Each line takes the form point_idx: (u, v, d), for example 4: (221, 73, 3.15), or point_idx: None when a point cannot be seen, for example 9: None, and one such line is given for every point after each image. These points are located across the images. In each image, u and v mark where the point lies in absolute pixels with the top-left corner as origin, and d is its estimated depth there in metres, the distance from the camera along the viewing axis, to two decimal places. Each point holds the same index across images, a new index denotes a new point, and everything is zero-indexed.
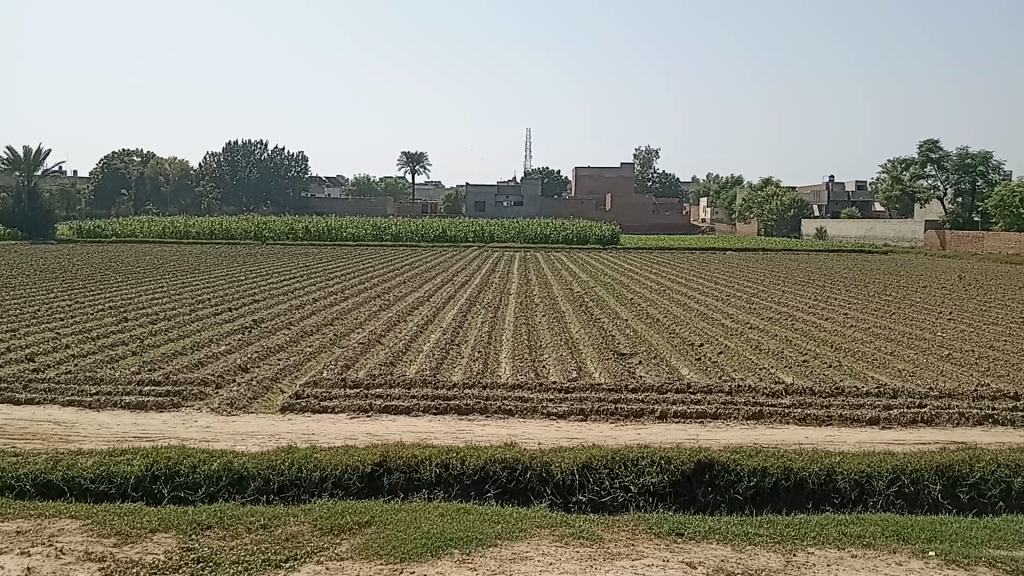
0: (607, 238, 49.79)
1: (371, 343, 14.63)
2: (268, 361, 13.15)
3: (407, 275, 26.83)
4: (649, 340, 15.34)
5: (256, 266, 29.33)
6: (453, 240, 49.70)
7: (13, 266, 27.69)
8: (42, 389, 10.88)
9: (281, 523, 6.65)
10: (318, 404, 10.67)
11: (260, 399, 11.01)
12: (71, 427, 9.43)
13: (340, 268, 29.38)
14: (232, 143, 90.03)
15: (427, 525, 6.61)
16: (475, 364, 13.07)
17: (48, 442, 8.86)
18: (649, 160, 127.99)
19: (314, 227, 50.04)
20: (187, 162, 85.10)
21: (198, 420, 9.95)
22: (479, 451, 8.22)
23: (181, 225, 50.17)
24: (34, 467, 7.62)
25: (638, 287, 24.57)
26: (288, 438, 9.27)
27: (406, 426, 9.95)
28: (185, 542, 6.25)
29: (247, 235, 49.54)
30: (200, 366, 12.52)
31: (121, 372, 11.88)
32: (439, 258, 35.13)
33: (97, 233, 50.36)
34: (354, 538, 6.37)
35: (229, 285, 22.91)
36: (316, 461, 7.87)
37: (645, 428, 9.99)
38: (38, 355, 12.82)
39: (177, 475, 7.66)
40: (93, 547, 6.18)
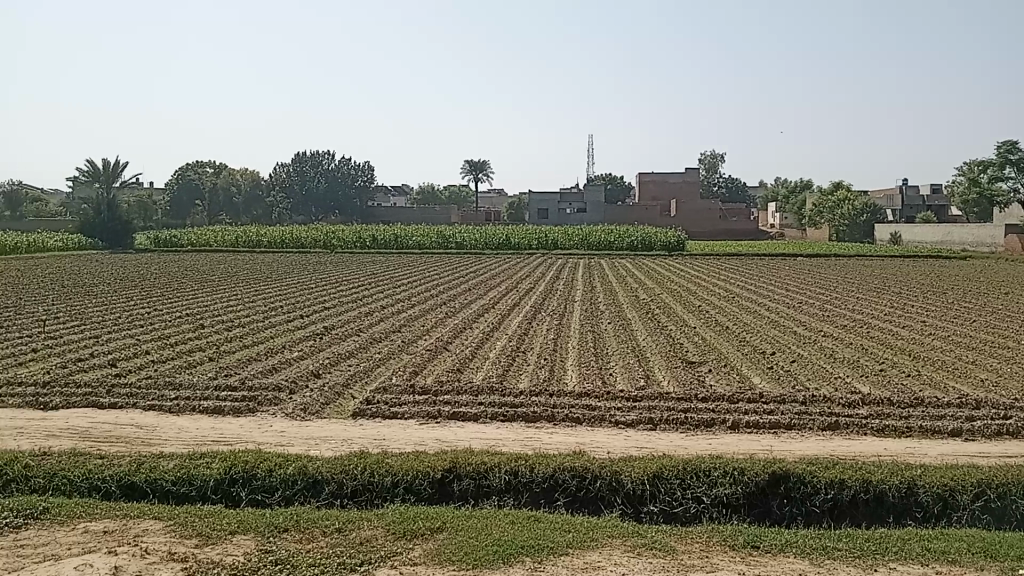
0: (673, 245, 49.24)
1: (438, 350, 14.78)
2: (338, 367, 13.37)
3: (473, 283, 27.03)
4: (718, 348, 15.13)
5: (325, 274, 29.93)
6: (517, 247, 49.91)
7: (96, 274, 28.77)
8: (124, 393, 11.25)
9: (355, 527, 6.75)
10: (387, 410, 10.80)
11: (332, 405, 11.21)
12: (153, 431, 9.74)
13: (407, 275, 29.82)
14: (301, 154, 91.94)
15: (498, 532, 6.62)
16: (542, 372, 13.06)
17: (130, 445, 9.15)
18: (716, 167, 126.71)
19: (381, 235, 50.91)
20: (258, 174, 87.58)
21: (273, 424, 10.18)
22: (550, 459, 8.21)
23: (253, 234, 51.59)
24: (118, 469, 7.88)
25: (705, 294, 24.29)
26: (360, 443, 9.39)
27: (475, 433, 10.00)
28: (263, 544, 6.39)
29: (316, 243, 50.67)
30: (275, 372, 12.82)
31: (199, 377, 12.21)
32: (502, 265, 35.37)
33: (173, 242, 52.14)
34: (427, 544, 6.42)
35: (302, 292, 23.48)
36: (388, 467, 7.95)
37: (717, 438, 9.83)
38: (120, 361, 13.25)
39: (254, 479, 7.85)
40: (175, 548, 6.36)
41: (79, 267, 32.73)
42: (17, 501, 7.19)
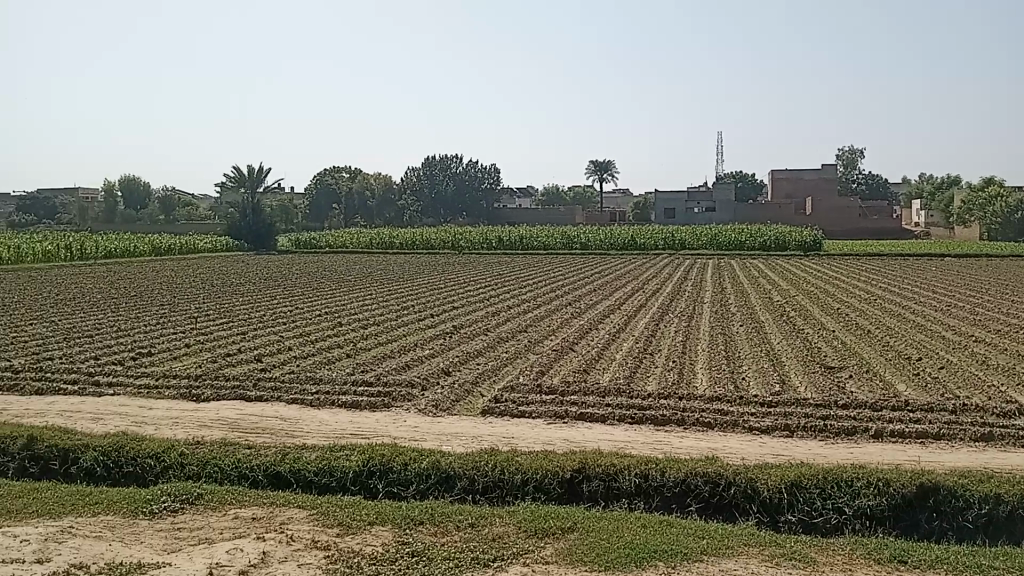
0: (808, 245, 47.35)
1: (564, 350, 14.82)
2: (467, 365, 13.63)
3: (598, 283, 26.92)
4: (859, 353, 14.44)
5: (453, 274, 30.55)
6: (643, 247, 49.35)
7: (242, 274, 30.52)
8: (269, 386, 11.88)
9: (488, 523, 6.87)
10: (516, 409, 10.92)
11: (462, 402, 11.44)
12: (295, 423, 10.22)
13: (533, 276, 30.05)
14: (431, 157, 94.24)
15: (630, 535, 6.57)
16: (671, 374, 12.85)
17: (275, 435, 9.64)
18: (854, 163, 121.08)
19: (507, 236, 51.50)
20: (390, 178, 90.56)
21: (407, 419, 10.49)
22: (681, 463, 8.08)
23: (385, 235, 53.35)
24: (265, 459, 8.31)
25: (842, 296, 23.24)
26: (490, 441, 9.55)
27: (603, 434, 9.96)
28: (400, 537, 6.59)
29: (445, 245, 51.82)
30: (407, 369, 13.21)
31: (336, 373, 12.73)
32: (629, 266, 35.05)
33: (312, 244, 54.67)
34: (558, 543, 6.45)
35: (431, 292, 24.06)
36: (518, 465, 8.04)
37: (858, 447, 9.40)
38: (265, 356, 14.01)
39: (390, 472, 8.11)
40: (318, 536, 6.64)
41: (227, 268, 34.82)
42: (175, 486, 7.70)
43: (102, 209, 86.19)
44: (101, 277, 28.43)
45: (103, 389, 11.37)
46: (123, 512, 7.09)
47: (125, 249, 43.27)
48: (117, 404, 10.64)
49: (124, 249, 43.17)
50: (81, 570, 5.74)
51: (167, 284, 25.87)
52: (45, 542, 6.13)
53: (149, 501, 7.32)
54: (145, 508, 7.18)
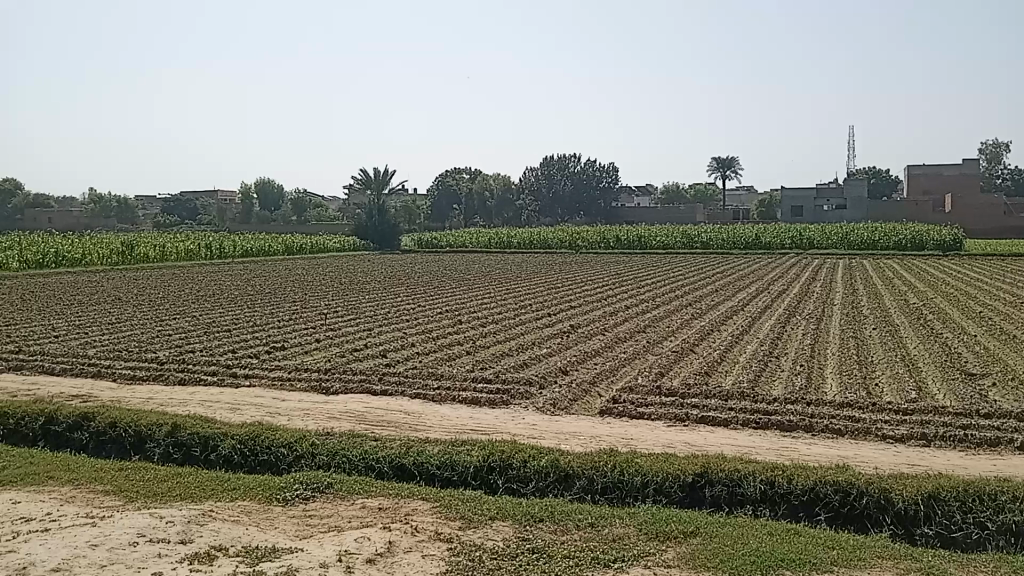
0: (947, 244, 44.63)
1: (684, 351, 14.57)
2: (585, 365, 13.62)
3: (720, 283, 26.30)
4: (1005, 360, 13.50)
5: (572, 274, 30.57)
6: (767, 246, 47.84)
7: (368, 273, 31.58)
8: (393, 380, 12.25)
9: (608, 523, 6.85)
10: (635, 410, 10.84)
11: (580, 402, 11.45)
12: (418, 417, 10.49)
13: (651, 276, 29.65)
14: (549, 158, 94.50)
15: (754, 542, 6.40)
16: (798, 379, 12.42)
17: (400, 429, 9.93)
18: (1000, 157, 113.21)
19: (626, 236, 51.04)
20: (509, 178, 91.64)
21: (526, 417, 10.58)
22: (809, 470, 7.80)
23: (504, 235, 53.95)
24: (390, 451, 8.58)
25: (987, 299, 21.77)
26: (609, 441, 9.51)
27: (726, 438, 9.74)
28: (521, 533, 6.66)
29: (563, 244, 51.86)
30: (526, 367, 13.32)
31: (457, 369, 13.00)
32: (752, 266, 34.07)
33: (434, 244, 55.97)
34: (680, 547, 6.36)
35: (550, 291, 24.17)
36: (638, 467, 7.98)
37: (1004, 460, 8.79)
38: (389, 352, 14.45)
39: (510, 468, 8.20)
40: (441, 528, 6.78)
41: (353, 266, 36.12)
42: (306, 475, 8.05)
43: (239, 211, 91.09)
44: (238, 275, 30.03)
45: (239, 380, 12.03)
46: (259, 498, 7.47)
47: (260, 248, 45.53)
48: (253, 395, 11.22)
49: (259, 248, 45.41)
50: (222, 551, 5.97)
51: (298, 282, 27.08)
52: (189, 523, 6.52)
53: (282, 488, 7.69)
54: (278, 495, 7.54)
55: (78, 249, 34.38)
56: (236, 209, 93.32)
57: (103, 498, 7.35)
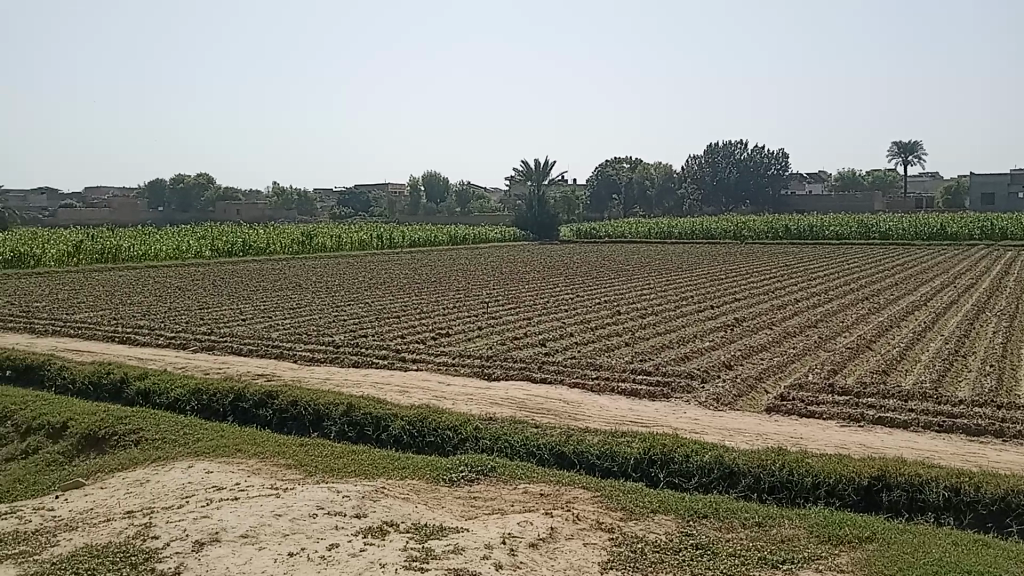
0: None
1: (859, 348, 13.78)
2: (750, 360, 13.17)
3: (900, 276, 24.62)
4: None
5: (737, 265, 29.63)
6: (954, 236, 44.26)
7: (528, 263, 31.99)
8: (553, 369, 12.34)
9: (776, 524, 6.61)
10: (804, 408, 10.36)
11: (745, 398, 11.09)
12: (578, 406, 10.48)
13: (822, 268, 28.20)
14: (714, 144, 91.88)
15: (937, 551, 5.98)
16: (989, 380, 11.44)
17: (559, 416, 9.96)
18: None
19: (794, 225, 48.87)
20: (672, 167, 90.23)
21: (688, 411, 10.35)
22: (1001, 478, 7.19)
23: (665, 226, 53.09)
24: (551, 439, 8.65)
25: None
26: (776, 439, 9.14)
27: (904, 441, 9.13)
28: (685, 528, 6.54)
29: (727, 234, 50.26)
30: (687, 360, 13.05)
31: (616, 360, 12.93)
32: (937, 257, 31.66)
33: (594, 234, 55.97)
34: (854, 552, 6.03)
35: (713, 283, 23.56)
36: (808, 467, 7.64)
37: None
38: (549, 340, 14.57)
39: (672, 462, 8.06)
40: (603, 517, 6.76)
41: (514, 256, 36.68)
42: (470, 458, 8.26)
43: (407, 203, 94.98)
44: (407, 264, 31.35)
45: (407, 364, 12.54)
46: (426, 478, 7.75)
47: (427, 238, 47.14)
48: (420, 378, 11.66)
49: (427, 238, 47.03)
50: (394, 526, 6.23)
51: (462, 270, 27.91)
52: (363, 498, 6.86)
53: (448, 470, 7.94)
54: (444, 476, 7.79)
55: (264, 239, 37.00)
56: (405, 201, 97.36)
57: (285, 471, 7.87)
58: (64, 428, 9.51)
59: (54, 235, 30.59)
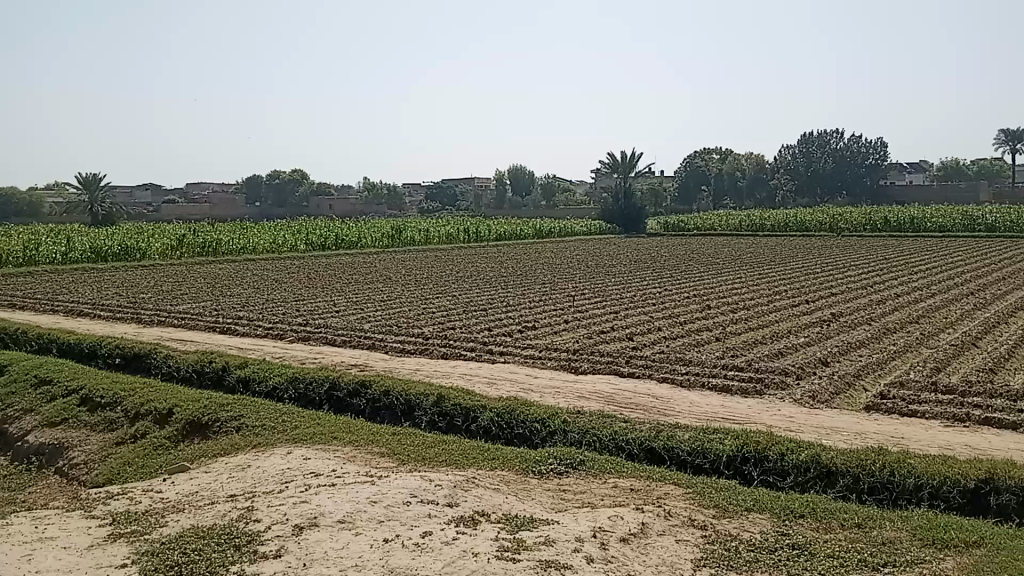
0: None
1: (965, 346, 13.15)
2: (848, 357, 12.73)
3: (1009, 271, 23.38)
4: None
5: (832, 258, 28.69)
6: None
7: (616, 256, 31.72)
8: (641, 364, 12.21)
9: (877, 526, 6.38)
10: (905, 407, 9.96)
11: (842, 396, 10.73)
12: (667, 401, 10.34)
13: (925, 261, 27.01)
14: (808, 134, 89.32)
15: None
16: None
17: (649, 411, 9.85)
18: None
19: (894, 218, 46.99)
20: (763, 159, 88.22)
21: (782, 408, 10.09)
22: None
23: (757, 218, 51.89)
24: (640, 434, 8.56)
25: None
26: (876, 439, 8.81)
27: (1015, 443, 8.67)
28: (780, 527, 6.38)
29: (822, 226, 48.71)
30: (781, 356, 12.72)
31: (707, 356, 12.70)
32: None
33: (682, 227, 55.19)
34: (962, 557, 5.76)
35: (807, 277, 22.88)
36: (911, 468, 7.35)
37: None
38: (637, 335, 14.43)
39: (767, 460, 7.87)
40: (695, 514, 6.65)
41: (601, 249, 36.45)
42: (559, 451, 8.26)
43: (493, 197, 95.63)
44: (494, 257, 31.53)
45: (494, 357, 12.62)
46: (516, 469, 7.79)
47: (514, 232, 47.34)
48: (508, 371, 11.72)
49: (514, 232, 47.24)
50: (485, 517, 6.28)
51: (548, 264, 27.93)
52: (454, 487, 6.94)
53: (537, 462, 7.96)
54: (533, 468, 7.82)
55: (355, 233, 37.85)
56: (491, 196, 98.06)
57: (379, 459, 8.03)
58: (169, 414, 9.94)
59: (159, 229, 32.02)
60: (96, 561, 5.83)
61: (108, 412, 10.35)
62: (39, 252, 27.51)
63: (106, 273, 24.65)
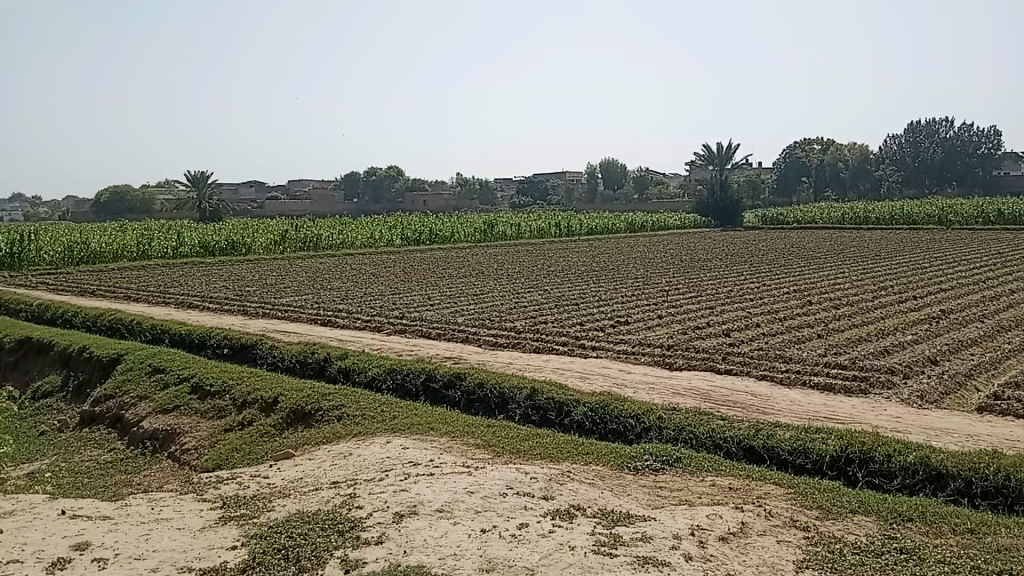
0: None
1: None
2: (959, 355, 12.15)
3: None
4: None
5: (941, 252, 27.44)
6: None
7: (710, 250, 31.15)
8: (739, 360, 11.97)
9: (993, 532, 6.08)
10: (1022, 409, 9.45)
11: (953, 396, 10.27)
12: (766, 399, 10.10)
13: None
14: (916, 124, 86.79)
15: None
16: None
17: (747, 408, 9.64)
18: None
19: (1010, 210, 44.53)
20: (867, 149, 85.34)
21: (888, 408, 9.72)
22: None
23: (860, 211, 50.17)
24: (739, 432, 8.40)
25: None
26: (991, 442, 8.39)
27: None
28: (887, 530, 6.16)
29: (930, 219, 46.56)
30: (886, 354, 12.25)
31: (807, 353, 12.35)
32: None
33: (781, 220, 53.82)
34: None
35: (913, 272, 21.94)
36: None
37: None
38: (733, 331, 14.15)
39: (872, 461, 7.60)
40: (797, 515, 6.48)
41: (696, 244, 35.89)
42: (655, 447, 8.19)
43: (584, 190, 95.40)
44: (586, 251, 31.46)
45: (587, 351, 12.59)
46: (611, 465, 7.78)
47: (606, 226, 47.11)
48: (601, 366, 11.69)
49: (606, 227, 46.97)
50: (581, 511, 6.28)
51: (640, 258, 27.66)
52: (550, 481, 6.97)
53: (633, 458, 7.92)
54: (629, 464, 7.78)
55: (449, 227, 38.38)
56: (582, 189, 97.85)
57: (475, 451, 8.14)
58: (274, 402, 10.33)
59: (263, 225, 33.25)
60: (208, 542, 6.11)
61: (217, 400, 10.83)
62: (152, 247, 28.99)
63: (215, 267, 25.79)
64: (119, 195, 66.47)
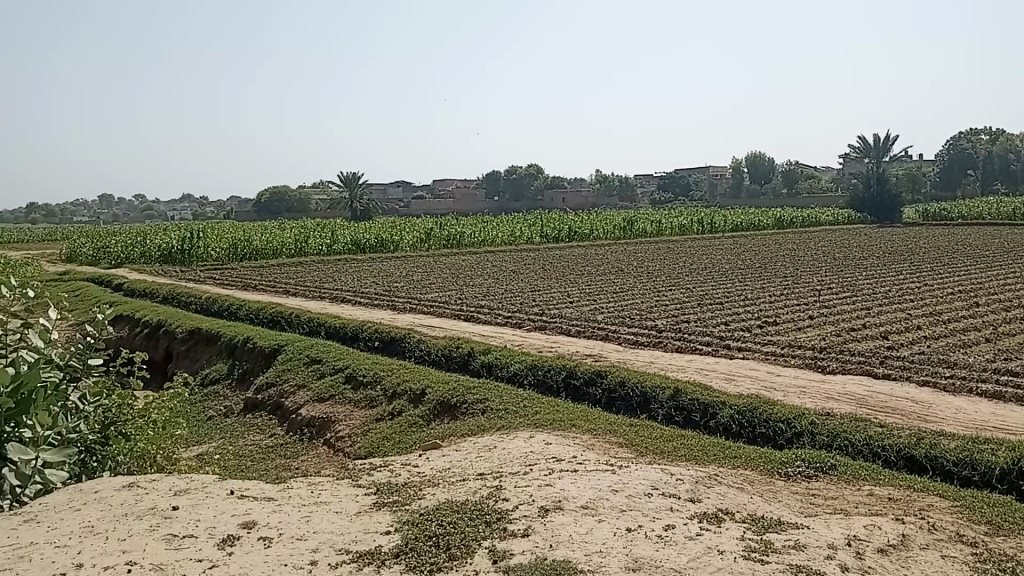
0: None
1: None
2: None
3: None
4: None
5: None
6: None
7: (865, 248, 29.68)
8: (897, 364, 11.37)
9: None
10: None
11: None
12: (928, 406, 9.56)
13: None
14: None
15: None
16: None
17: (906, 416, 9.17)
18: None
19: None
20: None
21: None
22: None
23: None
24: (898, 440, 8.01)
25: None
26: None
27: None
28: None
29: None
30: None
31: (975, 358, 11.57)
32: None
33: (945, 216, 50.62)
34: None
35: None
36: None
37: None
38: (891, 334, 13.43)
39: None
40: (964, 530, 6.12)
41: (849, 240, 34.27)
42: (807, 453, 7.94)
43: (727, 187, 92.99)
44: (730, 249, 30.68)
45: (732, 352, 12.30)
46: (761, 469, 7.59)
47: (751, 222, 45.81)
48: (748, 367, 11.41)
49: (751, 223, 45.69)
50: (729, 515, 6.18)
51: (789, 256, 26.70)
52: (697, 483, 6.90)
53: (784, 464, 7.71)
54: (779, 470, 7.58)
55: (588, 224, 38.44)
56: (725, 185, 95.45)
57: (619, 449, 8.15)
58: (422, 394, 10.71)
59: (410, 223, 34.43)
60: (364, 526, 6.43)
61: (369, 390, 11.34)
62: (308, 244, 30.64)
63: (366, 263, 26.96)
64: (278, 195, 70.66)
